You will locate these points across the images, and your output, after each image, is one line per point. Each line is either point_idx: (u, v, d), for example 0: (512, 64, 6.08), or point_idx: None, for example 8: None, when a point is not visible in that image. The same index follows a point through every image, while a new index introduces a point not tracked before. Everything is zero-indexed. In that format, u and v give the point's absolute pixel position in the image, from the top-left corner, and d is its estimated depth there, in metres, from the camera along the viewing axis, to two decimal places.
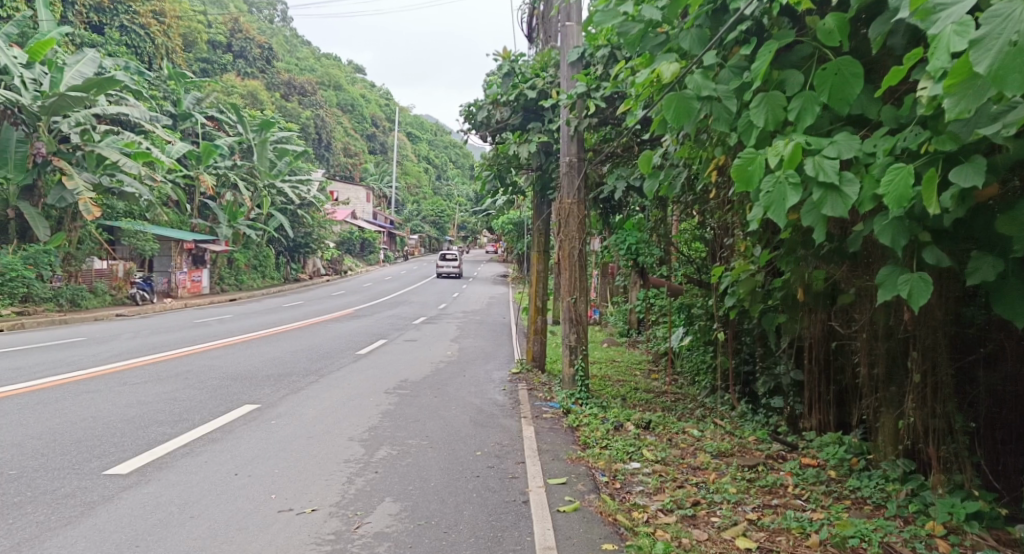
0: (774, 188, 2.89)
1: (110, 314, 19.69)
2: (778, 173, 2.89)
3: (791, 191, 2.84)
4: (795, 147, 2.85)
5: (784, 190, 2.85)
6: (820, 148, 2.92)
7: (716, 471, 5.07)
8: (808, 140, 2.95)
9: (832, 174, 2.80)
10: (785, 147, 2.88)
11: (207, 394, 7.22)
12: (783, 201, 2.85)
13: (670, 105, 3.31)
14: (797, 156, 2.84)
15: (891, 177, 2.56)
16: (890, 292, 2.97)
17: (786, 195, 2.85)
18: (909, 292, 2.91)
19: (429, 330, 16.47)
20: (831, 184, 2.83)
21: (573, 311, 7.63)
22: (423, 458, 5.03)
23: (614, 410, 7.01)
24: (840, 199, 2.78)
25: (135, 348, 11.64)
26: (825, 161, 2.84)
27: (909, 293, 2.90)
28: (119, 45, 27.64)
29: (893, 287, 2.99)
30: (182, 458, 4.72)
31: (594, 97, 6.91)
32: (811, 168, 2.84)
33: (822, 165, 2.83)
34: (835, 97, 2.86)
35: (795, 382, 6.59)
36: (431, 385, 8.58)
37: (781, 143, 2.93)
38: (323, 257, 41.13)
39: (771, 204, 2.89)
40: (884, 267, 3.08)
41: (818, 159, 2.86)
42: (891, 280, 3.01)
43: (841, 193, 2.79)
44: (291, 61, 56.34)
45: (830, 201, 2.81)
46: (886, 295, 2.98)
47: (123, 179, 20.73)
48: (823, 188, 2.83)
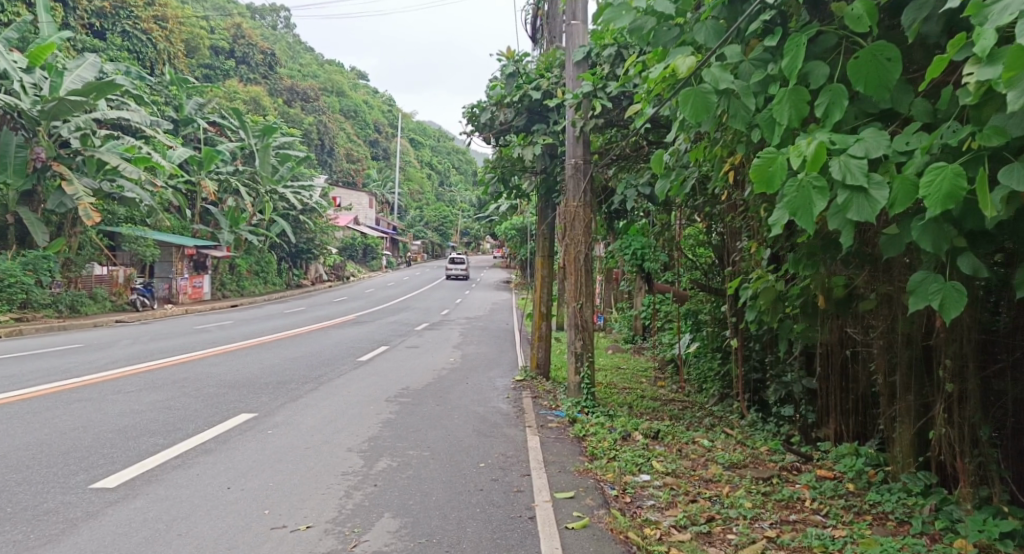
0: (797, 191, 2.69)
1: (109, 320, 19.57)
2: (801, 175, 2.69)
3: (817, 195, 2.64)
4: (819, 147, 2.66)
5: (808, 193, 2.66)
6: (846, 148, 2.72)
7: (728, 483, 4.86)
8: (832, 138, 2.76)
9: (860, 176, 2.59)
10: (809, 147, 2.68)
11: (203, 402, 7.05)
12: (807, 205, 2.65)
13: (687, 102, 3.14)
14: (823, 155, 2.64)
15: (932, 177, 2.38)
16: (921, 300, 2.78)
17: (812, 199, 2.65)
18: (941, 302, 2.73)
19: (432, 336, 16.30)
20: (858, 186, 2.63)
21: (579, 316, 7.45)
22: (425, 470, 4.84)
23: (621, 420, 6.81)
24: (869, 201, 2.58)
25: (133, 355, 11.47)
26: (852, 161, 2.64)
27: (941, 302, 2.72)
28: (120, 51, 27.61)
29: (925, 295, 2.80)
30: (172, 471, 4.53)
31: (600, 97, 6.75)
32: (837, 169, 2.64)
33: (849, 166, 2.63)
34: (867, 88, 2.67)
35: (807, 390, 6.40)
36: (433, 392, 8.40)
37: (804, 143, 2.74)
38: (326, 262, 41.01)
39: (797, 208, 2.68)
40: (915, 273, 2.89)
41: (844, 159, 2.65)
42: (923, 287, 2.82)
43: (868, 196, 2.60)
44: (292, 67, 56.39)
45: (856, 205, 2.61)
46: (918, 303, 2.78)
47: (124, 185, 20.58)
48: (849, 190, 2.64)
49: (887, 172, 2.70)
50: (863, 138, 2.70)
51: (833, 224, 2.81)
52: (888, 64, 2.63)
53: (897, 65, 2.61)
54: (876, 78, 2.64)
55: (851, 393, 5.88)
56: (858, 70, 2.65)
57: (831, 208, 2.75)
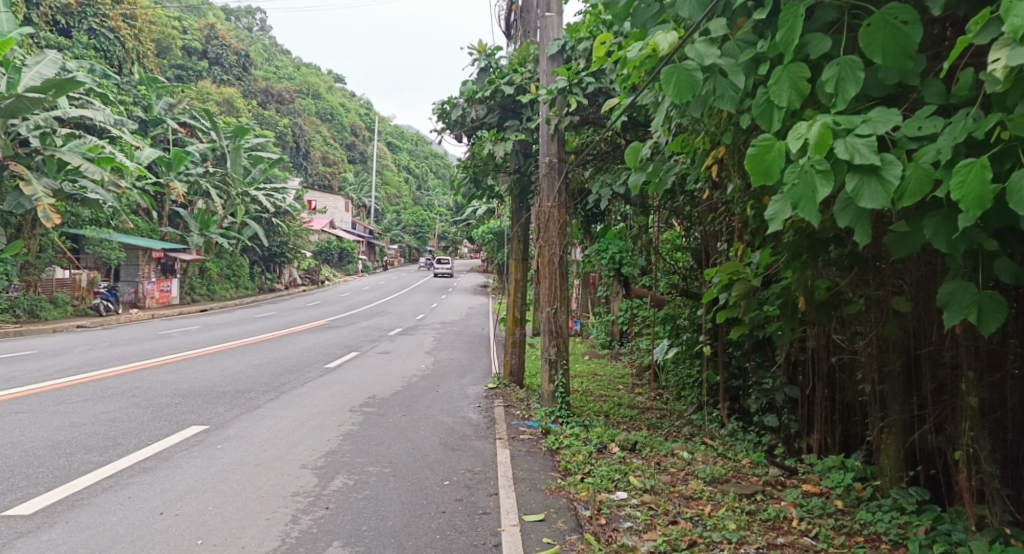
0: (800, 177, 2.46)
1: (70, 325, 18.79)
2: (803, 160, 2.46)
3: (822, 179, 2.39)
4: (823, 128, 2.45)
5: (811, 179, 2.42)
6: (851, 130, 2.51)
7: (710, 501, 4.56)
8: (837, 119, 2.54)
9: (870, 156, 2.37)
10: (812, 129, 2.46)
11: (152, 414, 6.56)
12: (814, 191, 2.40)
13: (671, 80, 2.89)
14: (828, 136, 2.42)
15: (963, 176, 2.15)
16: (955, 315, 2.66)
17: (817, 184, 2.40)
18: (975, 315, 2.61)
19: (404, 341, 15.85)
20: (868, 169, 2.40)
21: (553, 322, 7.11)
22: (384, 489, 4.45)
23: (597, 430, 6.50)
24: (882, 185, 2.37)
25: (85, 362, 10.87)
26: (859, 141, 2.43)
27: (979, 316, 2.60)
28: (87, 48, 26.79)
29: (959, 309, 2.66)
30: (101, 494, 4.10)
31: (575, 93, 6.44)
32: (843, 150, 2.41)
33: (857, 146, 2.41)
34: (892, 55, 2.42)
35: (790, 398, 6.17)
36: (401, 401, 8.01)
37: (804, 125, 2.52)
38: (300, 267, 40.26)
39: (801, 198, 2.44)
40: (945, 284, 2.77)
41: (850, 140, 2.44)
42: (954, 300, 2.69)
43: (880, 178, 2.38)
44: (267, 68, 55.44)
45: (867, 191, 2.38)
46: (953, 318, 2.65)
47: (87, 186, 19.67)
48: (859, 174, 2.42)
49: (897, 158, 2.50)
50: (871, 118, 2.50)
51: (843, 218, 2.60)
52: (898, 37, 2.41)
53: (917, 28, 2.38)
54: (895, 44, 2.41)
55: (835, 400, 5.67)
56: (872, 42, 2.43)
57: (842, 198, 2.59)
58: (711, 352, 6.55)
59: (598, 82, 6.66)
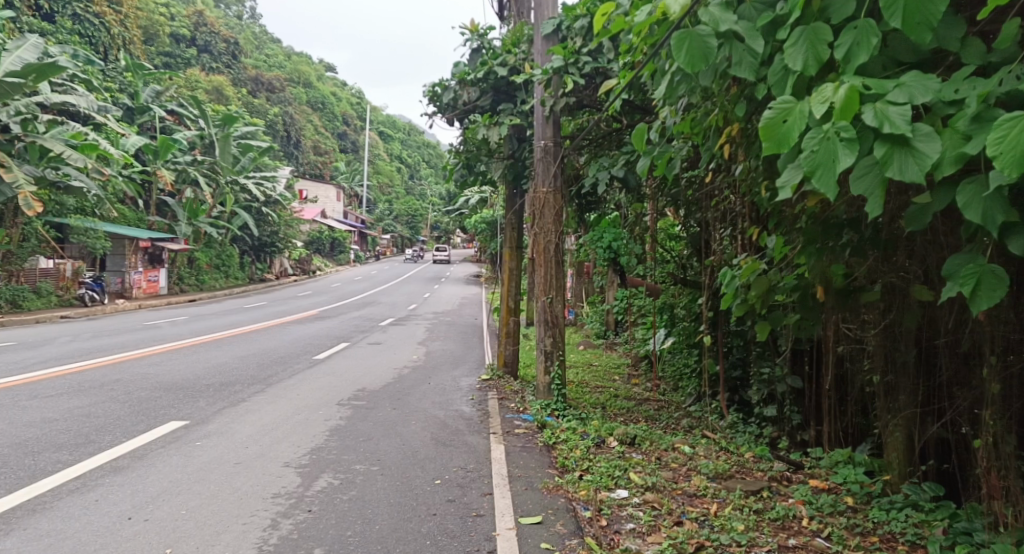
0: (821, 145, 2.25)
1: (54, 315, 18.37)
2: (826, 126, 2.26)
3: (845, 148, 2.20)
4: (850, 91, 2.22)
5: (833, 149, 2.21)
6: (882, 94, 2.28)
7: (714, 499, 4.35)
8: (867, 83, 2.31)
9: (902, 125, 2.13)
10: (838, 92, 2.24)
11: (130, 408, 6.27)
12: (833, 160, 2.21)
13: (680, 48, 2.66)
14: (855, 99, 2.20)
15: (1002, 136, 1.91)
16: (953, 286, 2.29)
17: (837, 153, 2.20)
18: (973, 288, 2.24)
19: (396, 332, 15.58)
20: (899, 139, 2.16)
21: (549, 312, 6.86)
22: (371, 490, 4.20)
23: (594, 423, 6.27)
24: (912, 158, 2.13)
25: (65, 354, 10.51)
26: (892, 107, 2.19)
27: (974, 288, 2.23)
28: (71, 34, 26.12)
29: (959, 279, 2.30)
30: (66, 498, 3.83)
31: (572, 73, 6.19)
32: (871, 117, 2.18)
33: (888, 113, 2.17)
34: (909, 23, 2.16)
35: (792, 389, 5.93)
36: (391, 394, 7.75)
37: (829, 88, 2.30)
38: (291, 256, 39.83)
39: (818, 166, 2.24)
40: (951, 256, 2.39)
41: (881, 107, 2.20)
42: (956, 270, 2.33)
43: (911, 149, 2.14)
44: (257, 57, 54.53)
45: (897, 160, 2.15)
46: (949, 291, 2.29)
47: (70, 173, 19.40)
48: (887, 145, 2.18)
49: (931, 125, 2.25)
50: (905, 82, 2.25)
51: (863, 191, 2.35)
52: None
53: None
54: (914, 14, 2.14)
55: (841, 390, 5.49)
56: (893, 4, 2.16)
57: (863, 167, 2.31)
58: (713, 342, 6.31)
59: (595, 61, 6.33)
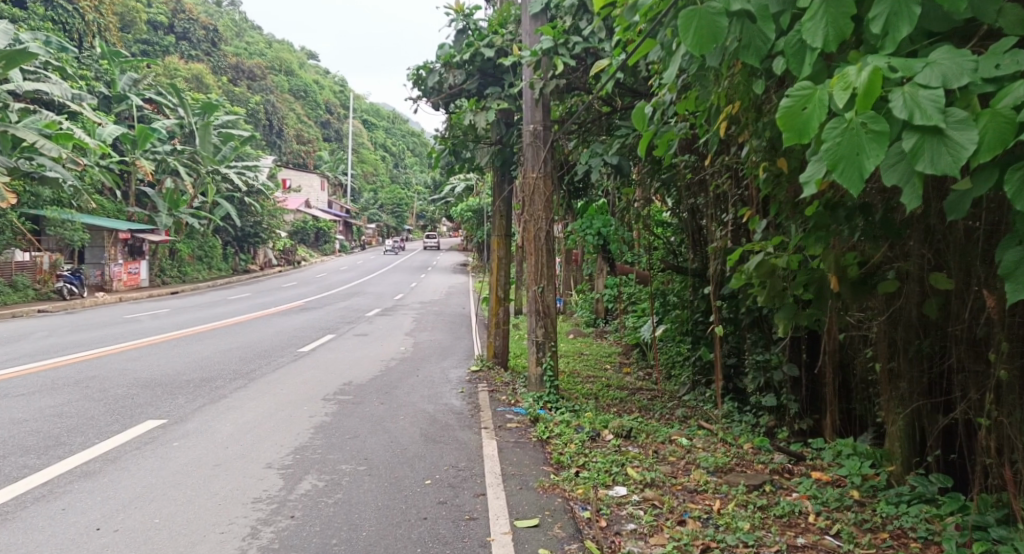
0: (843, 136, 2.05)
1: (31, 310, 17.85)
2: (850, 115, 2.06)
3: (871, 140, 1.99)
4: (875, 74, 2.02)
5: (857, 143, 2.01)
6: (910, 76, 2.06)
7: (716, 495, 4.19)
8: (893, 64, 2.09)
9: (932, 113, 1.93)
10: (861, 75, 2.03)
11: (105, 407, 6.00)
12: (858, 155, 2.00)
13: (688, 28, 2.42)
14: (879, 85, 2.00)
15: None
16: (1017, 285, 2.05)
17: (863, 147, 2.00)
18: None
19: (383, 323, 15.33)
20: (931, 128, 1.96)
21: (540, 301, 6.65)
22: (358, 492, 4.00)
23: (588, 415, 6.09)
24: (947, 148, 1.93)
25: (40, 349, 10.15)
26: (922, 93, 1.98)
27: None
28: (44, 20, 25.33)
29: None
30: (31, 507, 3.58)
31: (562, 54, 5.98)
32: (901, 104, 1.97)
33: (919, 99, 1.96)
34: None
35: (790, 378, 5.77)
36: (378, 388, 7.52)
37: (850, 72, 2.08)
38: (275, 246, 39.28)
39: (840, 159, 2.04)
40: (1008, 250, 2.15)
41: (911, 92, 1.99)
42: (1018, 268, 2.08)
43: (944, 139, 1.93)
44: (238, 44, 53.50)
45: (929, 152, 1.95)
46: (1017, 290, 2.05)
47: (45, 164, 18.91)
48: (919, 134, 1.97)
49: (967, 106, 2.04)
50: (935, 61, 2.04)
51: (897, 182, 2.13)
52: None
53: None
54: None
55: (839, 378, 5.35)
56: None
57: (893, 158, 2.09)
58: (719, 330, 5.92)
59: (586, 41, 6.08)
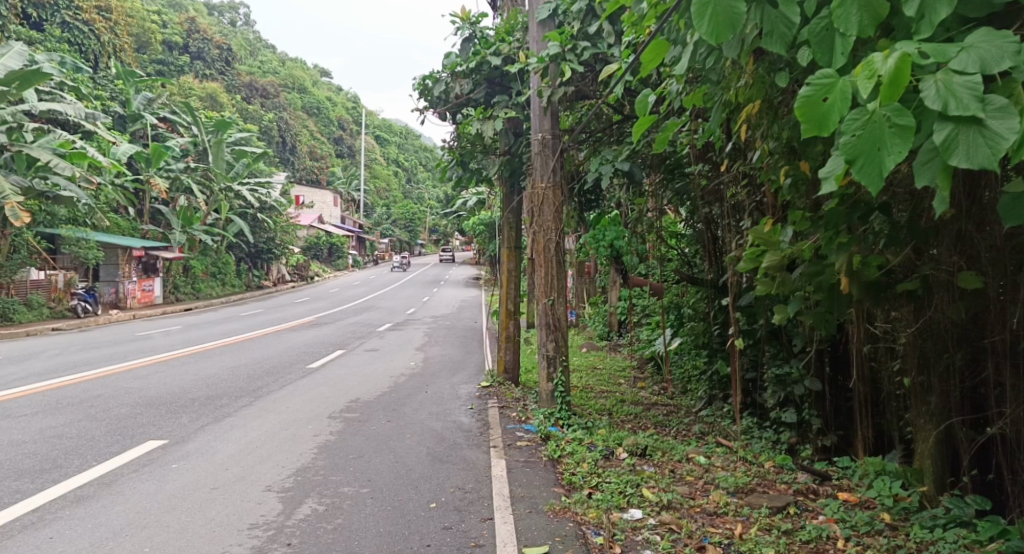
0: (864, 129, 1.84)
1: (45, 329, 17.87)
2: (873, 106, 1.84)
3: (895, 135, 1.78)
4: (903, 59, 1.79)
5: (878, 135, 1.80)
6: (943, 63, 1.86)
7: (737, 518, 3.97)
8: (924, 50, 1.89)
9: (968, 101, 1.73)
10: (887, 62, 1.82)
11: (106, 427, 5.86)
12: (880, 151, 1.80)
13: (703, 15, 2.22)
14: (907, 71, 1.77)
15: None
16: None
17: (886, 141, 1.79)
18: None
19: (394, 338, 15.17)
20: (967, 118, 1.75)
21: (551, 314, 6.46)
22: (359, 517, 3.81)
23: (601, 432, 5.87)
24: (984, 139, 1.72)
25: (49, 368, 10.08)
26: (957, 80, 1.77)
27: None
28: (60, 42, 25.66)
29: None
30: (16, 536, 3.42)
31: (569, 60, 5.85)
32: (931, 94, 1.77)
33: (952, 87, 1.76)
34: None
35: (811, 392, 5.54)
36: (386, 405, 7.34)
37: (877, 56, 1.87)
38: (288, 262, 39.39)
39: (858, 154, 1.84)
40: None
41: (944, 78, 1.79)
42: None
43: (983, 130, 1.72)
44: (251, 63, 54.03)
45: (963, 145, 1.74)
46: None
47: (59, 182, 18.47)
48: (952, 124, 1.76)
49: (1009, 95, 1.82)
50: (971, 45, 1.84)
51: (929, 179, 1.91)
52: None
53: None
54: None
55: (866, 392, 5.10)
56: None
57: (925, 153, 1.88)
58: (739, 341, 5.63)
59: (595, 46, 5.98)
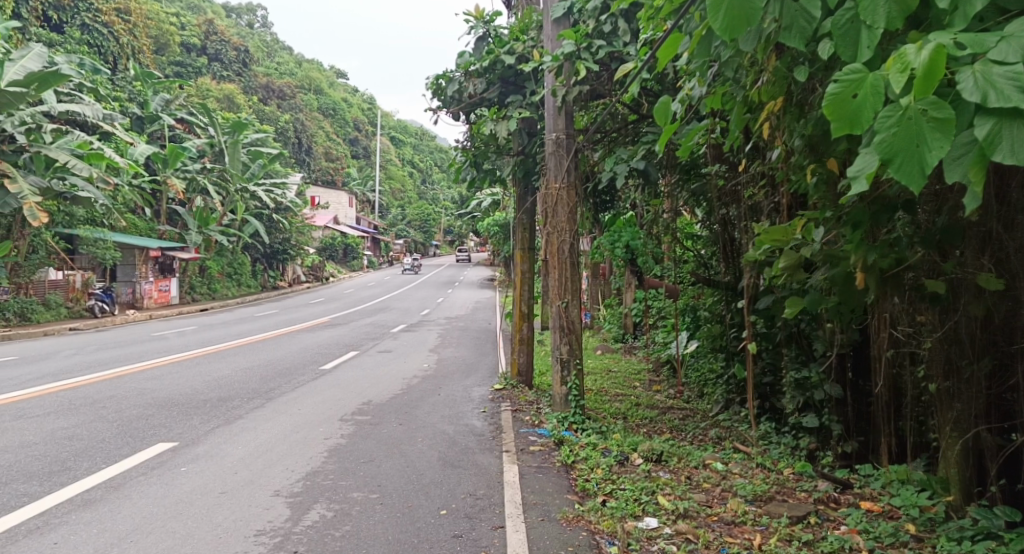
0: (899, 126, 1.72)
1: (62, 328, 18.05)
2: (907, 101, 1.73)
3: (934, 132, 1.67)
4: (938, 51, 1.68)
5: (916, 132, 1.69)
6: (981, 54, 1.75)
7: (756, 529, 3.84)
8: (959, 40, 1.78)
9: (1011, 93, 1.61)
10: (921, 53, 1.71)
11: (117, 429, 5.85)
12: (918, 148, 1.69)
13: (718, 11, 2.10)
14: (944, 63, 1.67)
15: None
16: None
17: (924, 138, 1.68)
18: None
19: (408, 339, 15.13)
20: (1010, 111, 1.63)
21: (564, 317, 6.36)
22: (367, 523, 3.74)
23: (616, 437, 5.76)
24: None
25: (65, 368, 10.14)
26: (998, 71, 1.66)
27: None
28: (80, 44, 25.94)
29: None
30: (22, 540, 3.39)
31: (584, 58, 5.75)
32: (971, 85, 1.66)
33: (992, 78, 1.65)
34: None
35: (832, 397, 5.39)
36: (398, 407, 7.28)
37: (911, 49, 1.76)
38: (304, 263, 39.57)
39: (895, 153, 1.72)
40: None
41: (983, 70, 1.68)
42: None
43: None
44: (268, 64, 54.40)
45: (1008, 139, 1.62)
46: None
47: (77, 184, 18.73)
48: (994, 118, 1.65)
49: None
50: (1010, 34, 1.72)
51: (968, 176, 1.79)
52: None
53: None
54: None
55: (889, 398, 4.95)
56: None
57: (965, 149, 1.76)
58: (755, 344, 5.49)
59: (610, 45, 5.89)
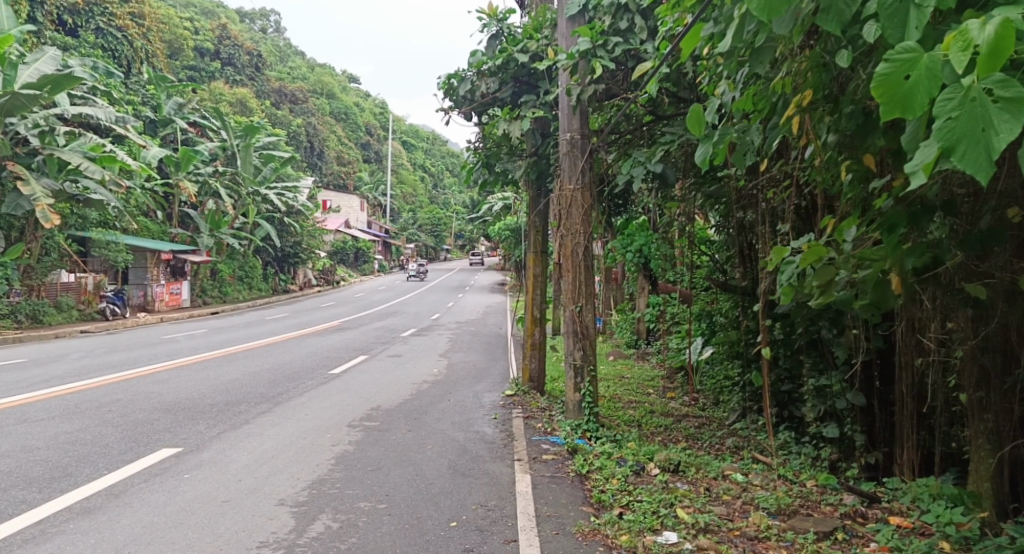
0: (961, 109, 1.56)
1: (74, 331, 18.08)
2: (968, 81, 1.57)
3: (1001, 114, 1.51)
4: (1005, 26, 1.52)
5: (981, 115, 1.53)
6: None
7: (780, 545, 3.66)
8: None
9: None
10: (985, 29, 1.54)
11: (122, 433, 5.75)
12: (983, 133, 1.53)
13: None
14: (1011, 39, 1.51)
15: None
16: None
17: (991, 120, 1.52)
18: None
19: (418, 343, 15.00)
20: None
21: (578, 321, 6.19)
22: (374, 535, 3.59)
23: (630, 446, 5.58)
24: None
25: (74, 371, 10.09)
26: None
27: None
28: (94, 48, 26.07)
29: None
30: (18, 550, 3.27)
31: (600, 56, 5.56)
32: None
33: None
34: None
35: (854, 407, 5.19)
36: (408, 413, 7.14)
37: (974, 24, 1.59)
38: (315, 266, 39.61)
39: (958, 139, 1.56)
40: None
41: None
42: None
43: None
44: (281, 69, 54.64)
45: None
46: None
47: (90, 187, 18.73)
48: None
49: None
50: None
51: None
52: None
53: None
54: None
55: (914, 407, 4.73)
56: None
57: None
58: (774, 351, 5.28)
59: (627, 42, 5.72)
